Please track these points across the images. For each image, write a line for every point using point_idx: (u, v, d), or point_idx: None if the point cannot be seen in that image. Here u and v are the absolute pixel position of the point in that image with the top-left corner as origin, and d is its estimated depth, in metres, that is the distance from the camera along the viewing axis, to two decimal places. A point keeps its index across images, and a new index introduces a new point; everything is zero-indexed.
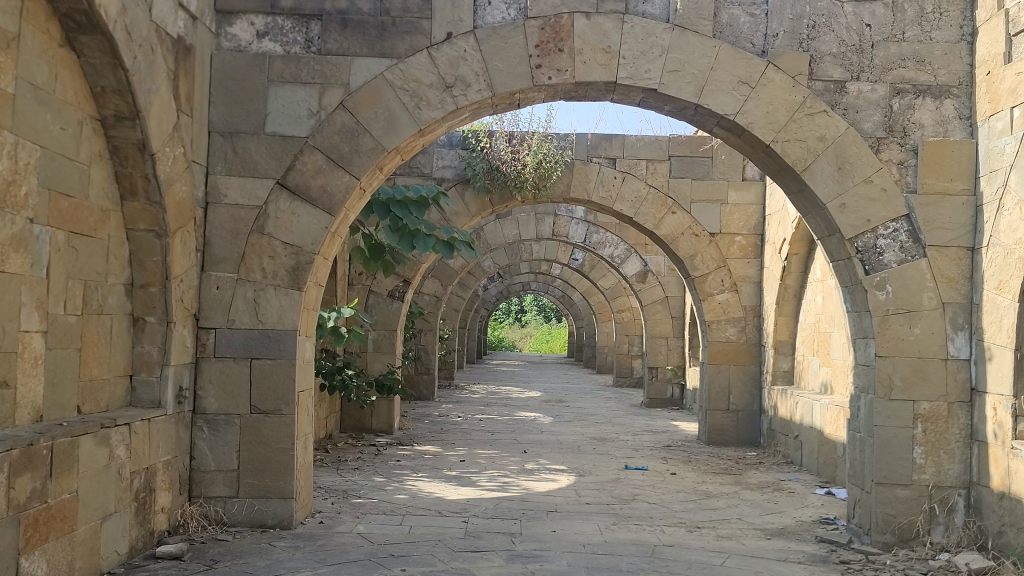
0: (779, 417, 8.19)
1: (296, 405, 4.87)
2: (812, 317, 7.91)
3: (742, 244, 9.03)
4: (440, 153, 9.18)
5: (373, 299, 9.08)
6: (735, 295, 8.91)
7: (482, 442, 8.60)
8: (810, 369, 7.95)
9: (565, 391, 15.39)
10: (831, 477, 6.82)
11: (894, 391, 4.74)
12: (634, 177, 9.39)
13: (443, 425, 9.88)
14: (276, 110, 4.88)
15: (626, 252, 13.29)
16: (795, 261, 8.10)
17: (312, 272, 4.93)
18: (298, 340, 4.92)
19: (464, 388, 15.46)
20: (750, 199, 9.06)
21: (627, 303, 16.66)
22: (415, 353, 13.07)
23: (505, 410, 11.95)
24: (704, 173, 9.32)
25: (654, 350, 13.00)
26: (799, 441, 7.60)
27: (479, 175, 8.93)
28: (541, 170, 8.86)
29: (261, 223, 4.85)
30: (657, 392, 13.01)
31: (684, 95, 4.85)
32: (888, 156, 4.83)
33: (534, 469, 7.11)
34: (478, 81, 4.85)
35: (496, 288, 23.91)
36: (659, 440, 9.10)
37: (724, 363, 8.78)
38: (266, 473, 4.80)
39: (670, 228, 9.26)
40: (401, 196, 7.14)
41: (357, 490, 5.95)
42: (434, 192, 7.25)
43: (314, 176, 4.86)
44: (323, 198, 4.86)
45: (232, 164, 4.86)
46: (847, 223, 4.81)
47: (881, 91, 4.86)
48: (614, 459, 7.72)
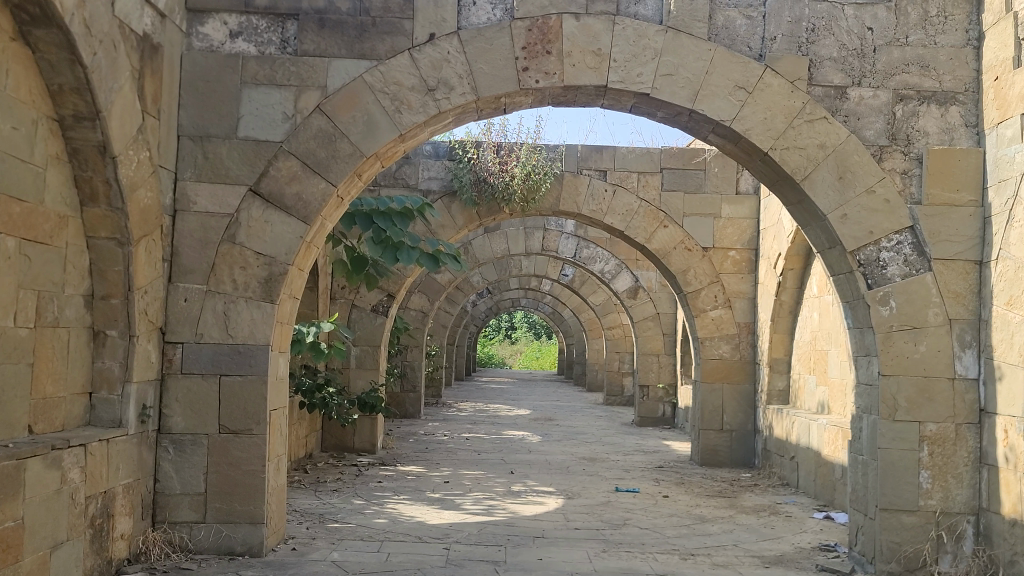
0: (774, 438, 7.95)
1: (267, 424, 4.60)
2: (809, 334, 7.69)
3: (735, 258, 8.81)
4: (426, 164, 8.96)
5: (356, 313, 8.81)
6: (728, 312, 8.68)
7: (468, 462, 8.32)
8: (807, 388, 7.72)
9: (554, 409, 15.11)
10: (830, 500, 6.58)
11: (899, 412, 4.50)
12: (625, 190, 9.17)
13: (428, 444, 9.60)
14: (249, 113, 4.63)
15: (616, 267, 13.07)
16: (790, 277, 7.89)
17: (286, 284, 4.68)
18: (271, 355, 4.65)
19: (451, 405, 15.18)
20: (744, 213, 8.84)
21: (618, 319, 16.43)
22: (401, 369, 12.79)
23: (493, 428, 11.67)
24: (697, 186, 9.07)
25: (645, 368, 12.77)
26: (796, 462, 7.35)
27: (466, 187, 8.71)
28: (530, 182, 8.65)
29: (232, 232, 4.60)
30: (648, 412, 12.73)
31: (678, 99, 4.63)
32: (891, 166, 4.62)
33: (521, 491, 6.84)
34: (462, 84, 4.63)
35: (486, 304, 23.66)
36: (651, 461, 8.84)
37: (718, 382, 8.54)
38: (235, 497, 4.52)
39: (661, 242, 9.03)
40: (384, 207, 6.89)
41: (334, 514, 5.67)
42: (418, 203, 6.99)
43: (288, 183, 4.61)
44: (298, 206, 4.61)
45: (202, 170, 4.60)
46: (848, 234, 4.59)
47: (884, 97, 4.65)
48: (604, 481, 7.46)
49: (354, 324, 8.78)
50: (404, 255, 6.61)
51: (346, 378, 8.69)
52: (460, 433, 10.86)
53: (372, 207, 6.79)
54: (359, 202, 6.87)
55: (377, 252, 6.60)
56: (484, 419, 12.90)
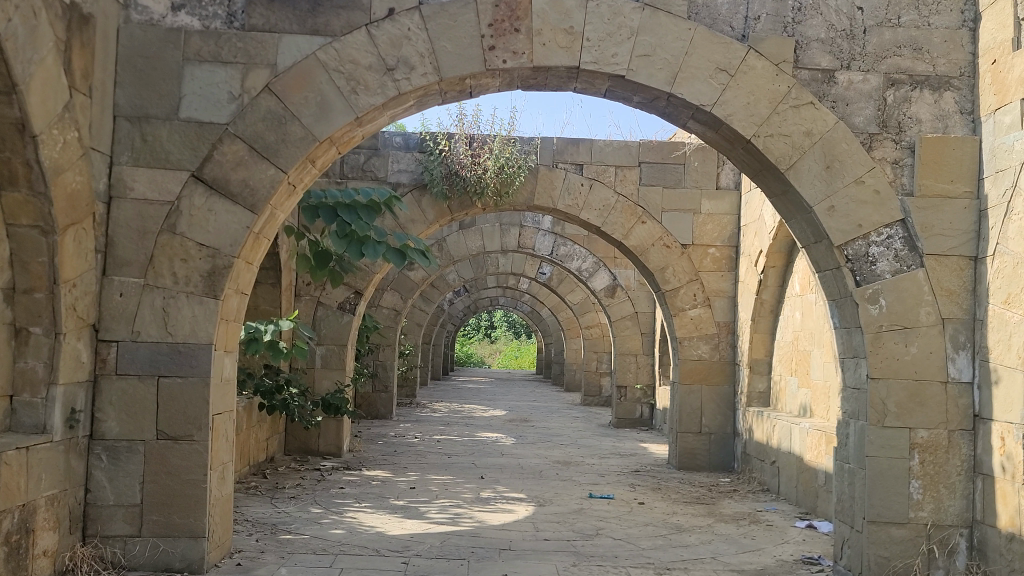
0: (754, 441, 7.67)
1: (210, 430, 4.25)
2: (791, 334, 7.43)
3: (715, 256, 8.52)
4: (395, 156, 8.55)
5: (322, 311, 8.42)
6: (707, 311, 8.40)
7: (436, 466, 7.98)
8: (788, 390, 7.45)
9: (530, 410, 14.77)
10: (812, 507, 6.30)
11: (888, 418, 4.22)
12: (602, 184, 8.83)
13: (397, 447, 9.25)
14: (192, 92, 4.27)
15: (594, 265, 12.78)
16: (771, 275, 7.64)
17: (231, 278, 4.32)
18: (215, 355, 4.30)
19: (425, 406, 14.82)
20: (725, 209, 8.56)
21: (596, 319, 16.14)
22: (373, 369, 12.43)
23: (467, 430, 11.33)
24: (676, 181, 8.76)
25: (623, 367, 12.49)
26: (777, 468, 7.08)
27: (437, 180, 8.32)
28: (503, 176, 8.35)
29: (173, 221, 4.23)
30: (626, 412, 12.40)
31: (655, 82, 4.32)
32: (882, 155, 4.33)
33: (490, 498, 6.51)
34: (423, 63, 4.29)
35: (463, 303, 23.31)
36: (627, 464, 8.54)
37: (696, 383, 8.26)
38: (174, 509, 4.16)
39: (639, 239, 8.70)
40: (351, 199, 6.48)
41: (288, 525, 5.31)
42: (386, 196, 6.57)
43: (234, 169, 4.26)
44: (244, 193, 4.26)
45: (140, 154, 4.23)
46: (835, 228, 4.29)
47: (874, 81, 4.37)
48: (578, 486, 7.14)
49: (320, 323, 8.39)
50: (370, 249, 6.20)
51: (310, 379, 8.31)
52: (432, 435, 10.52)
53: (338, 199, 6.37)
54: (323, 194, 6.47)
55: (339, 246, 6.19)
56: (458, 420, 12.57)
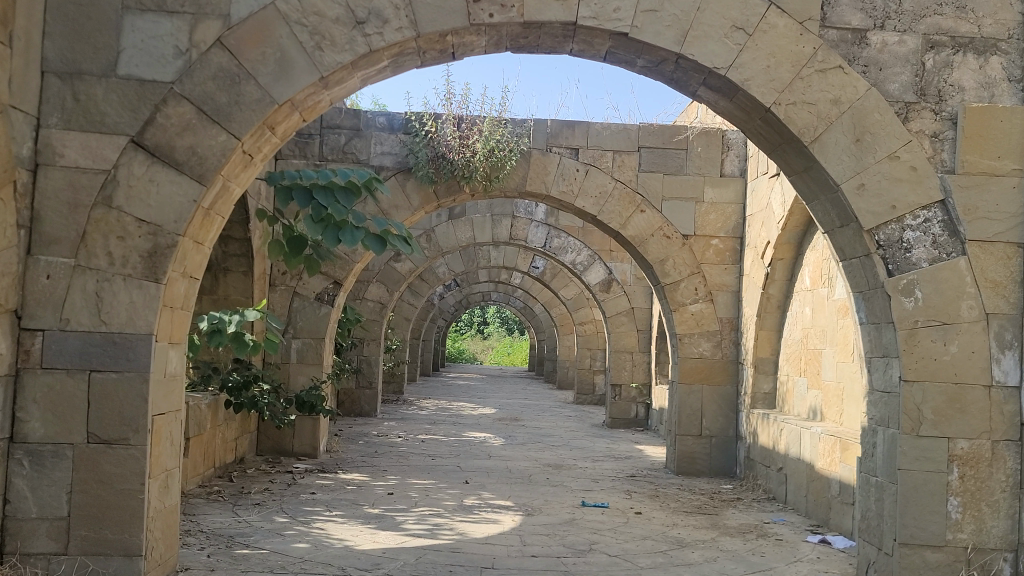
0: (759, 446, 7.17)
1: (149, 433, 3.70)
2: (800, 331, 6.94)
3: (718, 248, 8.01)
4: (378, 137, 7.99)
5: (298, 302, 7.86)
6: (709, 306, 7.90)
7: (418, 469, 7.44)
8: (796, 391, 6.97)
9: (520, 408, 14.24)
10: (824, 519, 5.81)
11: (924, 427, 3.70)
12: (599, 170, 8.15)
13: (378, 447, 8.72)
14: (133, 45, 3.71)
15: (589, 258, 12.23)
16: (779, 268, 7.16)
17: (176, 259, 3.77)
18: (156, 348, 3.75)
19: (412, 403, 14.28)
20: (729, 198, 8.04)
21: (591, 315, 15.64)
22: (357, 365, 11.91)
23: (453, 429, 10.80)
24: (677, 167, 8.15)
25: (618, 365, 12.01)
26: (785, 475, 6.57)
27: (422, 163, 7.81)
28: (494, 160, 7.80)
29: (108, 193, 3.68)
30: (620, 412, 11.91)
31: (662, 41, 3.79)
32: (919, 127, 3.82)
33: (473, 506, 5.99)
34: (398, 16, 3.78)
35: (455, 297, 22.78)
36: (622, 469, 8.02)
37: (697, 383, 7.76)
38: (105, 524, 3.62)
39: (638, 229, 8.09)
40: (327, 180, 5.89)
41: (247, 537, 4.78)
42: (366, 177, 5.94)
43: (180, 135, 3.71)
44: (192, 162, 3.72)
45: (71, 115, 3.68)
46: (865, 209, 3.77)
47: (912, 43, 3.86)
48: (570, 493, 6.62)
49: (296, 314, 7.84)
50: (347, 234, 5.61)
51: (285, 375, 7.77)
52: (417, 434, 9.98)
53: (313, 180, 5.80)
54: (297, 174, 5.89)
55: (312, 231, 5.61)
56: (445, 418, 12.05)
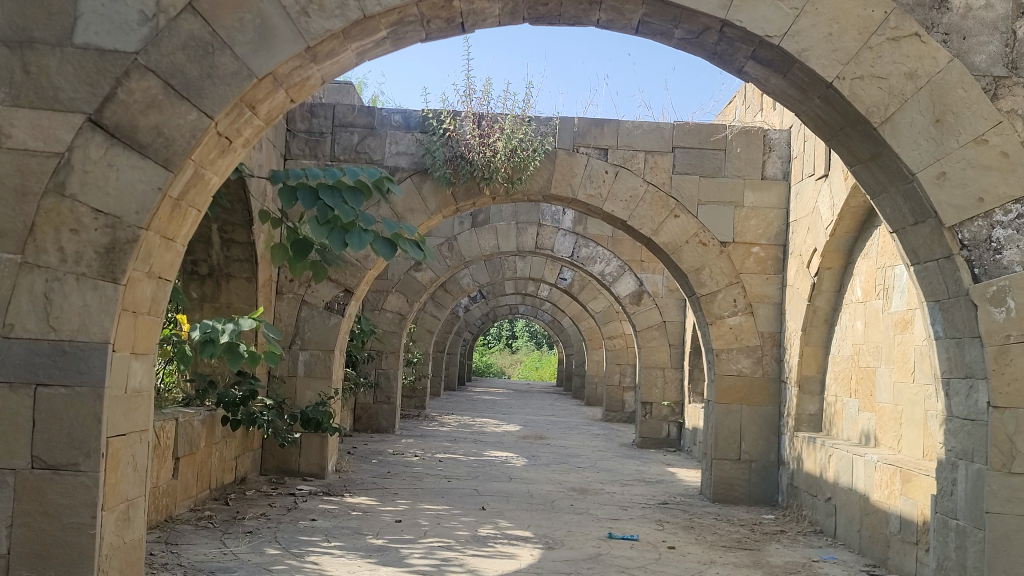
0: (804, 473, 6.57)
1: (103, 458, 3.19)
2: (851, 348, 6.35)
3: (759, 256, 7.40)
4: (393, 136, 7.49)
5: (306, 311, 7.36)
6: (749, 319, 7.31)
7: (433, 492, 6.91)
8: (846, 413, 6.36)
9: (546, 425, 13.66)
10: (881, 559, 5.19)
11: (1018, 462, 3.09)
12: (630, 172, 7.48)
13: (392, 466, 8.20)
14: (91, 10, 3.22)
15: (619, 268, 11.71)
16: (827, 277, 6.59)
17: (137, 256, 3.27)
18: (113, 358, 3.25)
19: (434, 418, 13.78)
20: (771, 202, 7.45)
21: (620, 329, 15.00)
22: (374, 379, 11.45)
23: (474, 447, 10.23)
24: (715, 169, 7.52)
25: (649, 382, 11.42)
26: (834, 506, 5.94)
27: (440, 163, 7.30)
28: (516, 160, 7.27)
29: (61, 179, 3.18)
30: (651, 431, 11.23)
31: (705, 6, 3.23)
32: (1010, 106, 3.22)
33: (488, 537, 5.42)
34: None
35: (481, 311, 22.31)
36: (654, 495, 7.42)
37: (735, 403, 7.22)
38: (50, 564, 3.11)
39: (671, 234, 7.43)
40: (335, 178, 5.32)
41: (233, 571, 4.27)
42: (376, 175, 5.39)
43: (144, 113, 3.21)
44: (157, 144, 3.21)
45: (22, 91, 3.20)
46: (947, 202, 3.18)
47: (1001, 7, 3.27)
48: (595, 523, 6.03)
49: (304, 324, 7.34)
50: (355, 238, 5.07)
51: (292, 389, 7.29)
52: (435, 452, 9.42)
53: (321, 178, 5.19)
54: (302, 171, 5.30)
55: (317, 234, 5.06)
56: (467, 435, 11.48)
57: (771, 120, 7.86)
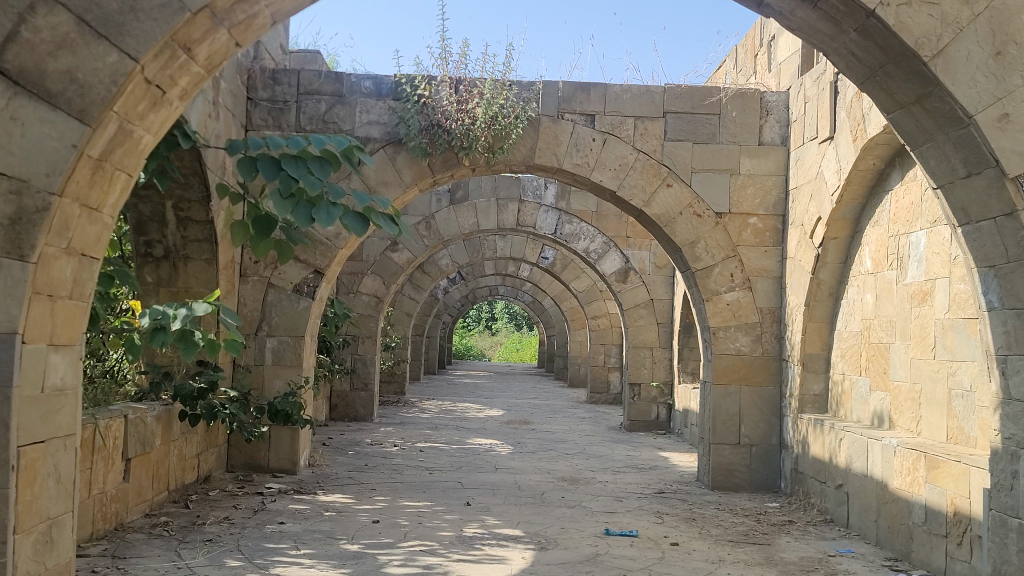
0: (810, 458, 6.15)
1: (16, 471, 2.68)
2: (860, 323, 5.92)
3: (757, 227, 6.93)
4: (364, 104, 6.91)
5: (273, 295, 6.80)
6: (747, 295, 6.86)
7: (413, 487, 6.40)
8: (856, 392, 5.94)
9: (530, 409, 13.19)
10: (903, 552, 4.77)
11: None
12: (618, 139, 6.95)
13: (370, 458, 7.69)
14: None
15: (603, 246, 11.41)
16: (832, 248, 6.16)
17: (51, 227, 2.73)
18: (23, 351, 2.72)
19: (415, 404, 13.27)
20: (769, 169, 6.97)
21: (604, 308, 14.54)
22: (350, 365, 10.90)
23: (456, 435, 9.73)
24: (709, 135, 6.99)
25: (637, 363, 10.94)
26: (846, 494, 5.52)
27: (414, 133, 6.76)
28: (496, 127, 6.74)
29: None
30: (639, 414, 10.65)
31: None
32: None
33: (474, 538, 4.94)
34: None
35: (461, 292, 21.79)
36: (649, 483, 6.97)
37: (734, 383, 6.78)
38: None
39: (663, 205, 6.92)
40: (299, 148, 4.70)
41: None
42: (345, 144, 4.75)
43: (53, 55, 2.65)
44: (69, 93, 2.66)
45: None
46: (1010, 147, 2.83)
47: None
48: (589, 518, 5.57)
49: (270, 309, 6.79)
50: (323, 213, 4.54)
51: (259, 379, 6.76)
52: (415, 442, 8.90)
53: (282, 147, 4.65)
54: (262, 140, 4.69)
55: (280, 209, 4.53)
56: (448, 422, 10.98)
57: (767, 80, 7.48)
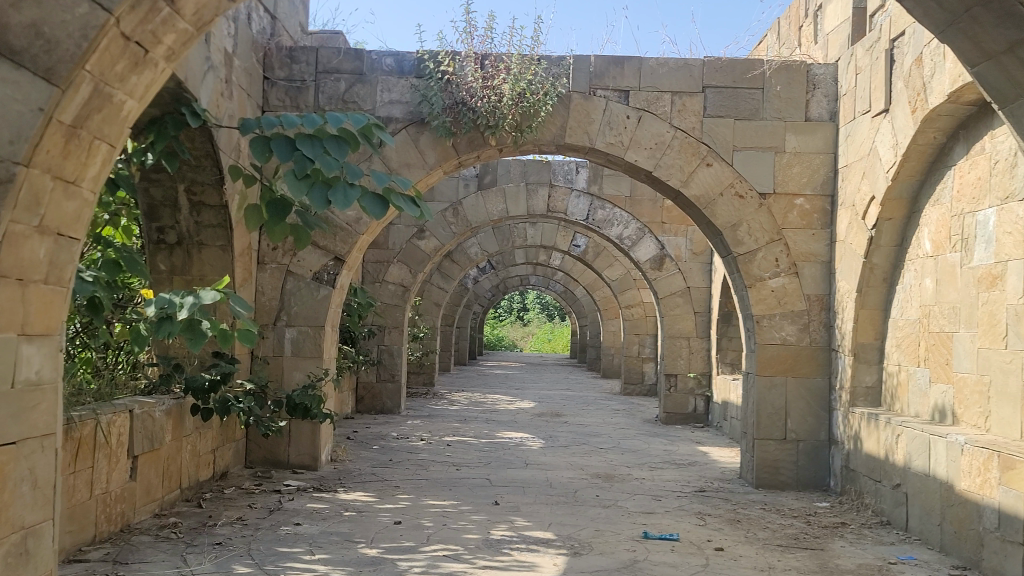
0: (863, 455, 5.73)
1: None
2: (918, 309, 5.49)
3: (804, 209, 6.50)
4: (385, 82, 6.57)
5: (292, 283, 6.50)
6: (793, 281, 6.44)
7: (438, 485, 6.07)
8: (913, 384, 5.52)
9: (563, 401, 12.82)
10: (971, 559, 4.35)
11: None
12: (654, 116, 6.54)
13: (395, 453, 7.37)
14: None
15: (638, 232, 11.04)
16: (886, 230, 5.72)
17: (17, 200, 2.42)
18: None
19: (444, 396, 12.96)
20: (817, 146, 6.53)
21: (638, 297, 14.13)
22: (377, 356, 10.61)
23: (486, 427, 9.41)
24: (752, 111, 6.56)
25: (673, 353, 10.50)
26: (904, 494, 5.11)
27: (438, 112, 6.42)
28: (525, 104, 6.38)
29: None
30: (676, 406, 10.22)
31: None
32: None
33: (502, 542, 4.59)
34: None
35: (491, 281, 21.45)
36: (688, 481, 6.59)
37: (779, 375, 6.39)
38: None
39: (703, 186, 6.51)
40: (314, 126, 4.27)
41: None
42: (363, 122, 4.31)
43: (16, 6, 2.37)
44: (35, 49, 2.37)
45: None
46: None
47: None
48: (626, 519, 5.21)
49: (289, 298, 6.50)
50: (340, 195, 4.14)
51: (278, 371, 6.47)
52: (442, 435, 8.59)
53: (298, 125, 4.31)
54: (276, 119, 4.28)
55: (294, 190, 4.15)
56: (478, 414, 10.67)
57: (813, 52, 7.02)
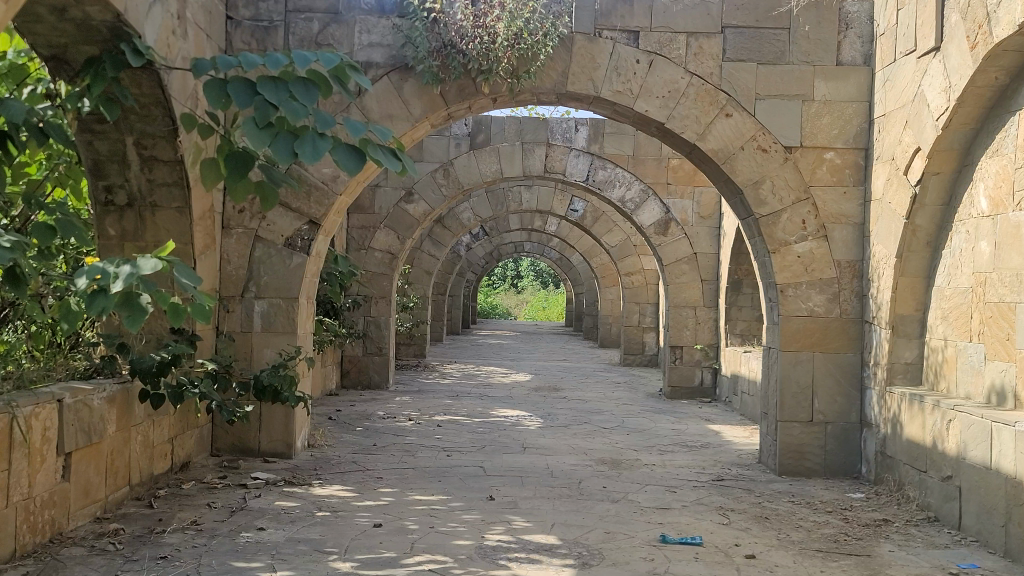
0: (904, 441, 5.08)
1: None
2: (971, 277, 4.81)
3: (834, 163, 5.80)
4: (364, 23, 5.81)
5: (261, 250, 5.80)
6: (822, 245, 5.76)
7: (426, 475, 5.41)
8: (964, 362, 4.87)
9: (561, 373, 12.18)
10: None
11: None
12: (667, 60, 5.81)
13: (380, 436, 6.72)
14: None
15: (641, 194, 10.32)
16: (932, 186, 5.05)
17: None
18: None
19: (437, 369, 12.31)
20: (849, 94, 5.81)
21: (639, 263, 13.44)
22: (363, 328, 9.93)
23: (480, 405, 8.76)
24: (777, 54, 5.83)
25: (678, 323, 9.82)
26: (958, 488, 4.46)
27: (423, 55, 5.68)
28: (522, 47, 5.65)
29: None
30: (681, 380, 9.57)
31: None
32: None
33: (499, 550, 3.93)
34: None
35: (485, 249, 20.75)
36: (704, 467, 5.95)
37: (806, 350, 5.74)
38: None
39: (721, 139, 5.80)
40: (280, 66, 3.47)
41: None
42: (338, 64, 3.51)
43: None
44: None
45: None
46: None
47: None
48: (639, 518, 4.57)
49: (258, 267, 5.80)
50: (308, 146, 3.34)
51: (247, 348, 5.80)
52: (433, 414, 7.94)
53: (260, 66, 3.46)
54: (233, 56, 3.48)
55: (253, 142, 3.34)
56: (470, 389, 10.03)
57: None
